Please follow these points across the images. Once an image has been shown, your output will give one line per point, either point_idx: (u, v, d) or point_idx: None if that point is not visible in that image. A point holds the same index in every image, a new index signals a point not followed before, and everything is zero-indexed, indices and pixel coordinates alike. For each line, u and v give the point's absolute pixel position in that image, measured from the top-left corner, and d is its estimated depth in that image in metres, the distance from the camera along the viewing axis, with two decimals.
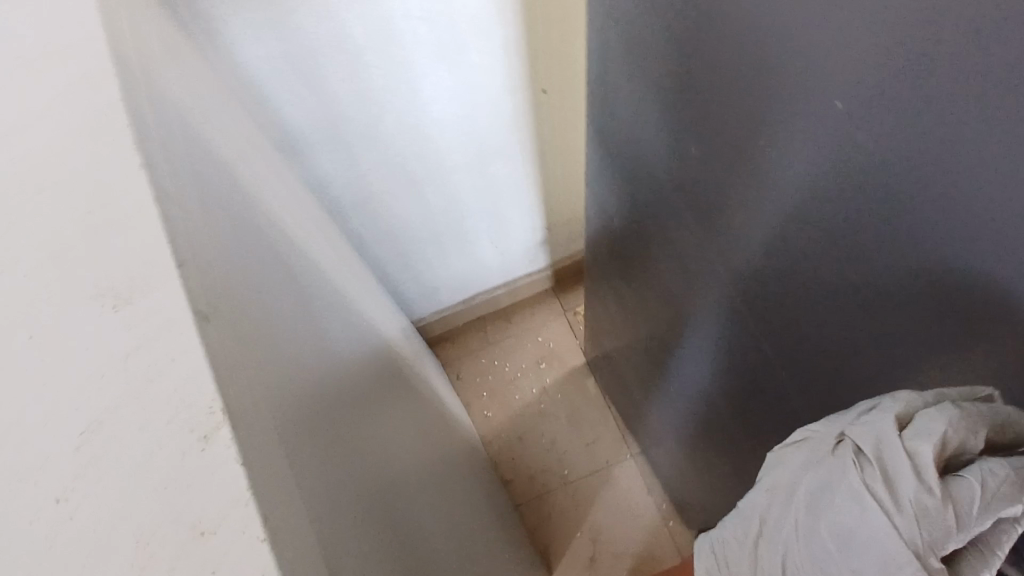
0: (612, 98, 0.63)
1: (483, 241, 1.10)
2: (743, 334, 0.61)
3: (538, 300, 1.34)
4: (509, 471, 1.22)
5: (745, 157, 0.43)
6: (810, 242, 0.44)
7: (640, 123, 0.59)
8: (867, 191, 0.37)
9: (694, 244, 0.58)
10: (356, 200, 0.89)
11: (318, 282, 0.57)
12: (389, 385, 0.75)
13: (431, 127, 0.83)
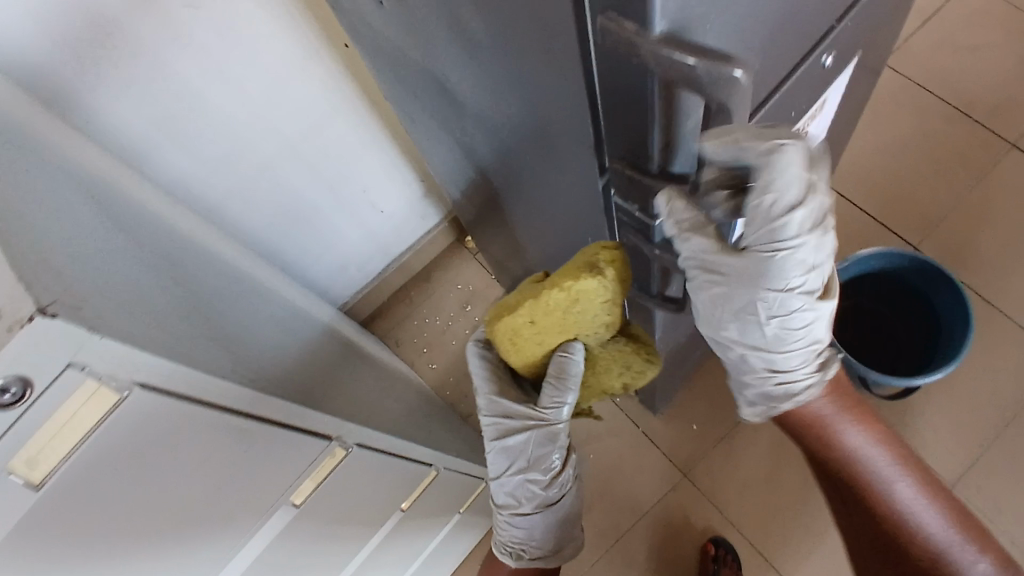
0: (370, 53, 0.74)
1: (363, 201, 1.20)
2: (540, 201, 0.73)
3: (446, 254, 1.46)
4: (467, 406, 1.34)
5: (441, 37, 0.54)
6: (499, 88, 0.54)
7: (394, 62, 0.70)
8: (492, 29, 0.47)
9: (480, 142, 0.70)
10: (214, 195, 0.97)
11: (195, 255, 0.68)
12: (312, 339, 0.84)
13: (249, 111, 0.91)
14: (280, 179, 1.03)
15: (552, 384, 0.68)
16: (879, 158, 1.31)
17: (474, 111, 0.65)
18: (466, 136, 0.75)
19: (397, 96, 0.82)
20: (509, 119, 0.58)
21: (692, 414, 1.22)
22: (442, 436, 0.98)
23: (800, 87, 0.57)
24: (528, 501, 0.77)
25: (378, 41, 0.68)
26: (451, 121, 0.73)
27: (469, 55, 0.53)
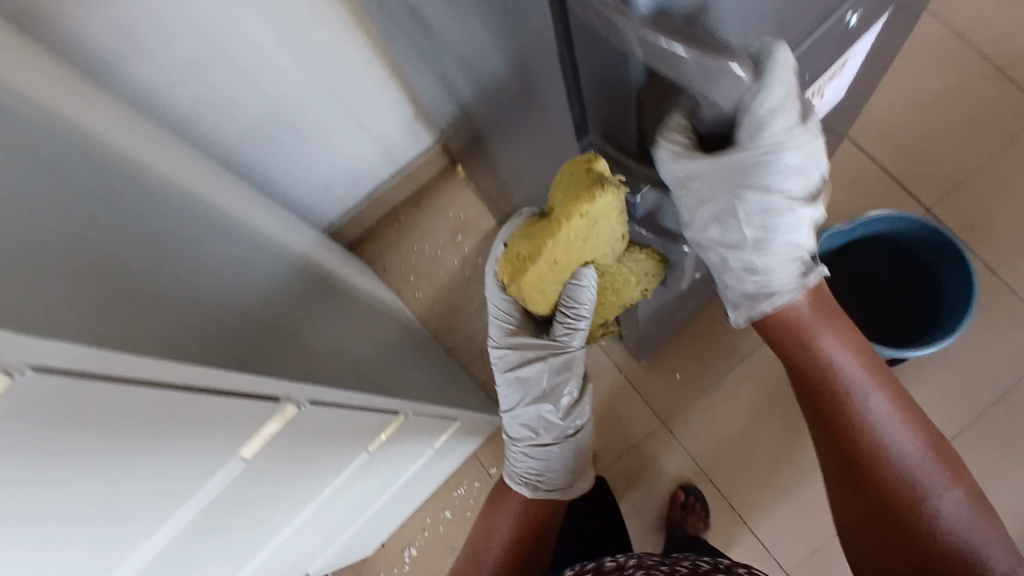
0: None
1: (350, 118, 1.11)
2: (533, 142, 0.67)
3: (440, 178, 1.40)
4: (451, 338, 1.33)
5: None
6: (492, 16, 0.47)
7: None
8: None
9: (474, 70, 0.63)
10: (189, 109, 0.91)
11: (149, 186, 0.63)
12: (283, 272, 0.81)
13: (226, 20, 0.83)
14: (261, 94, 0.96)
15: (576, 304, 0.66)
16: (909, 107, 1.22)
17: (465, 37, 0.58)
18: (456, 63, 0.68)
19: (384, 13, 0.74)
20: (505, 49, 0.51)
21: (677, 364, 1.21)
22: (417, 375, 0.97)
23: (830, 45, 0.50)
24: (549, 435, 0.75)
25: None
26: (439, 44, 0.66)
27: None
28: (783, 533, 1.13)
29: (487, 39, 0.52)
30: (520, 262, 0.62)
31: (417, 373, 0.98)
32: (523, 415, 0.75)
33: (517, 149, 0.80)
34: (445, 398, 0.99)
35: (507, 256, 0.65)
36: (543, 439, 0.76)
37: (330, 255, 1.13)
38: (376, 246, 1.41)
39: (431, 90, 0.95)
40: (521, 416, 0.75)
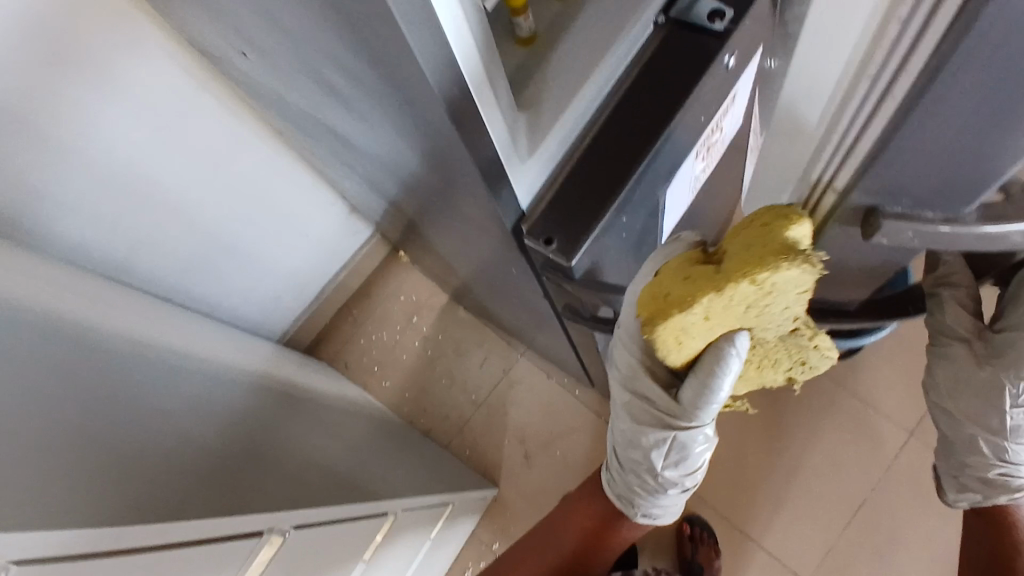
0: (256, 94, 0.68)
1: (285, 227, 1.11)
2: (464, 225, 0.68)
3: (385, 266, 1.41)
4: (427, 420, 1.32)
5: (322, 86, 0.49)
6: (394, 131, 0.49)
7: (281, 102, 0.64)
8: (366, 84, 0.42)
9: (390, 171, 0.65)
10: (120, 256, 0.90)
11: (99, 334, 0.63)
12: (246, 393, 0.80)
13: (141, 166, 0.84)
14: (189, 227, 0.96)
15: (694, 375, 0.51)
16: None
17: (374, 149, 0.60)
18: (374, 166, 0.70)
19: (297, 131, 0.77)
20: (412, 156, 0.53)
21: None
22: (400, 468, 0.95)
23: (716, 92, 0.53)
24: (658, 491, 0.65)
25: (260, 85, 0.63)
26: (355, 153, 0.68)
27: (352, 104, 0.49)
28: (789, 544, 1.13)
29: (395, 148, 0.55)
30: (660, 301, 0.44)
31: (401, 466, 0.97)
32: (627, 458, 0.65)
33: (451, 230, 0.82)
34: (432, 486, 0.98)
35: (655, 294, 0.44)
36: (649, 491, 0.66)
37: (288, 367, 1.12)
38: (333, 345, 1.40)
39: (359, 188, 0.97)
40: (627, 459, 0.65)
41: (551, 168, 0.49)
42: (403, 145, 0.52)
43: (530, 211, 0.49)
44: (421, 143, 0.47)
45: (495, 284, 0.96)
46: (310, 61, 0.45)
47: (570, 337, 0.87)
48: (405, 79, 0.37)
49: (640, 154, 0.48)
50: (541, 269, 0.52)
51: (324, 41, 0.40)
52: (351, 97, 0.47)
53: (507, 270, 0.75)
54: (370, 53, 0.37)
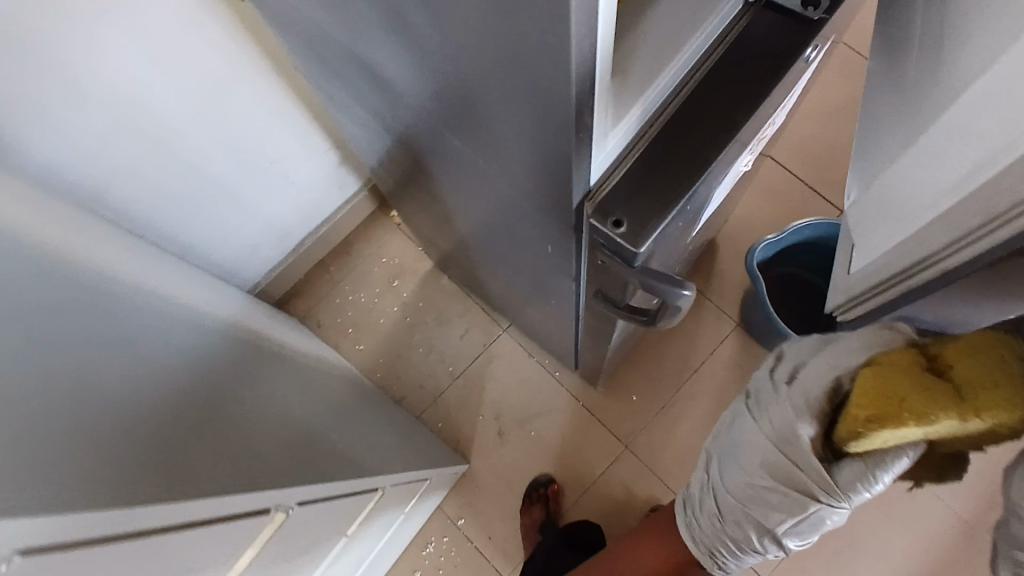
0: (277, 23, 0.61)
1: (272, 173, 1.04)
2: (490, 195, 0.64)
3: (368, 224, 1.35)
4: (400, 389, 1.27)
5: (380, 23, 0.43)
6: (455, 86, 0.44)
7: (308, 36, 0.58)
8: (447, 29, 0.37)
9: (421, 127, 0.60)
10: (94, 187, 0.82)
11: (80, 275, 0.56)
12: (229, 351, 0.74)
13: (129, 90, 0.75)
14: (172, 163, 0.88)
15: (860, 459, 0.46)
16: (807, 117, 1.31)
17: (413, 101, 0.54)
18: (399, 119, 0.64)
19: (313, 72, 0.70)
20: (465, 115, 0.48)
21: (634, 386, 1.22)
22: (381, 438, 0.91)
23: (790, 84, 0.51)
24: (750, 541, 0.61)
25: (289, 13, 0.56)
26: (381, 102, 0.62)
27: (417, 51, 0.43)
28: None
29: (444, 104, 0.49)
30: (883, 400, 0.40)
31: (380, 436, 0.93)
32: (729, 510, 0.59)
33: (465, 197, 0.77)
34: (411, 459, 0.94)
35: (874, 385, 0.42)
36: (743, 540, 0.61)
37: (263, 322, 1.06)
38: (306, 302, 1.33)
39: (362, 140, 0.91)
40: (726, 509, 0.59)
41: (624, 145, 0.45)
42: (459, 103, 0.47)
43: (596, 188, 0.45)
44: (490, 103, 0.42)
45: (497, 257, 0.92)
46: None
47: (574, 321, 0.84)
48: (522, 32, 0.32)
49: (720, 141, 0.45)
50: (596, 251, 0.49)
51: None
52: (415, 40, 0.42)
53: (525, 246, 0.72)
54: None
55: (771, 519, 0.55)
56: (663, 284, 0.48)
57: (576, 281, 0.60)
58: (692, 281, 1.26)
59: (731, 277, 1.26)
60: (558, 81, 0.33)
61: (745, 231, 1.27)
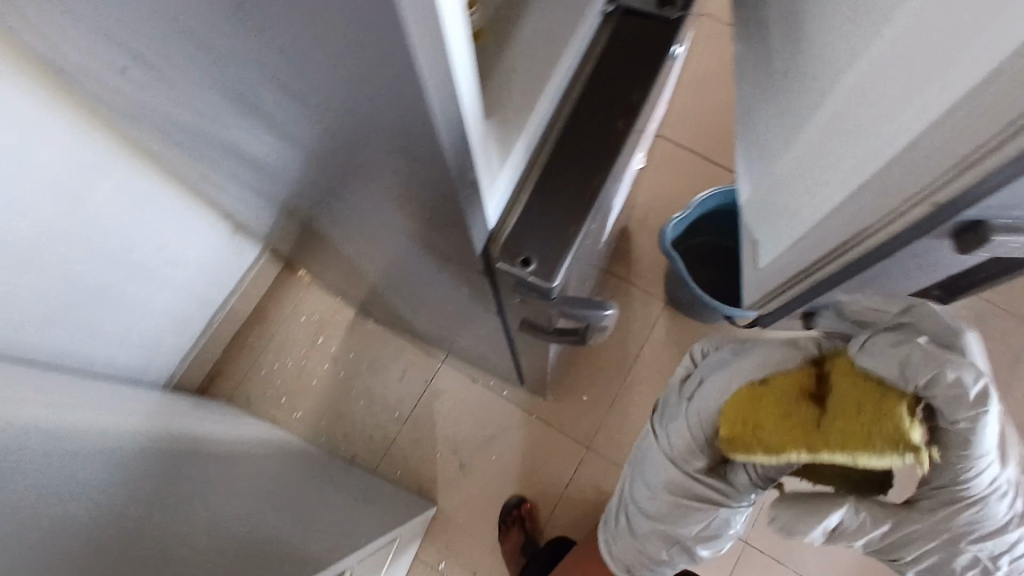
0: (124, 112, 0.56)
1: (163, 261, 0.96)
2: (395, 244, 0.61)
3: (278, 285, 1.29)
4: (349, 446, 1.22)
5: (232, 105, 0.40)
6: (330, 154, 0.41)
7: (160, 123, 0.53)
8: (304, 104, 0.34)
9: (306, 192, 0.57)
10: None
11: None
12: (147, 471, 0.68)
13: None
14: (44, 278, 0.80)
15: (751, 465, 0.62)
16: (687, 91, 1.35)
17: (289, 171, 0.51)
18: (281, 188, 0.61)
19: (178, 155, 0.65)
20: (347, 177, 0.45)
21: (583, 386, 1.22)
22: (337, 511, 0.86)
23: (665, 82, 0.51)
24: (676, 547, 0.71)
25: (133, 103, 0.51)
26: (257, 175, 0.58)
27: (281, 130, 0.40)
28: None
29: (321, 170, 0.47)
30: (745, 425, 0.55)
31: (336, 508, 0.88)
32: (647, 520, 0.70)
33: (369, 247, 0.74)
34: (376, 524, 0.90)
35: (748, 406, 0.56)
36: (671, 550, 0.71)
37: (186, 417, 0.98)
38: (229, 380, 1.25)
39: (250, 209, 0.86)
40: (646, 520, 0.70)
41: (513, 183, 0.43)
42: (338, 169, 0.44)
43: (496, 230, 0.44)
44: (370, 167, 0.40)
45: (416, 297, 0.90)
46: (220, 79, 0.36)
47: (508, 343, 0.82)
48: (383, 103, 0.30)
49: (606, 156, 0.45)
50: (509, 290, 0.48)
51: (250, 56, 0.31)
52: (272, 118, 0.39)
53: (442, 285, 0.69)
54: (337, 74, 0.29)
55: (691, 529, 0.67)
56: (581, 308, 0.48)
57: (500, 311, 0.59)
58: (615, 271, 1.27)
59: (651, 259, 1.28)
60: (436, 143, 0.31)
61: (654, 211, 1.29)
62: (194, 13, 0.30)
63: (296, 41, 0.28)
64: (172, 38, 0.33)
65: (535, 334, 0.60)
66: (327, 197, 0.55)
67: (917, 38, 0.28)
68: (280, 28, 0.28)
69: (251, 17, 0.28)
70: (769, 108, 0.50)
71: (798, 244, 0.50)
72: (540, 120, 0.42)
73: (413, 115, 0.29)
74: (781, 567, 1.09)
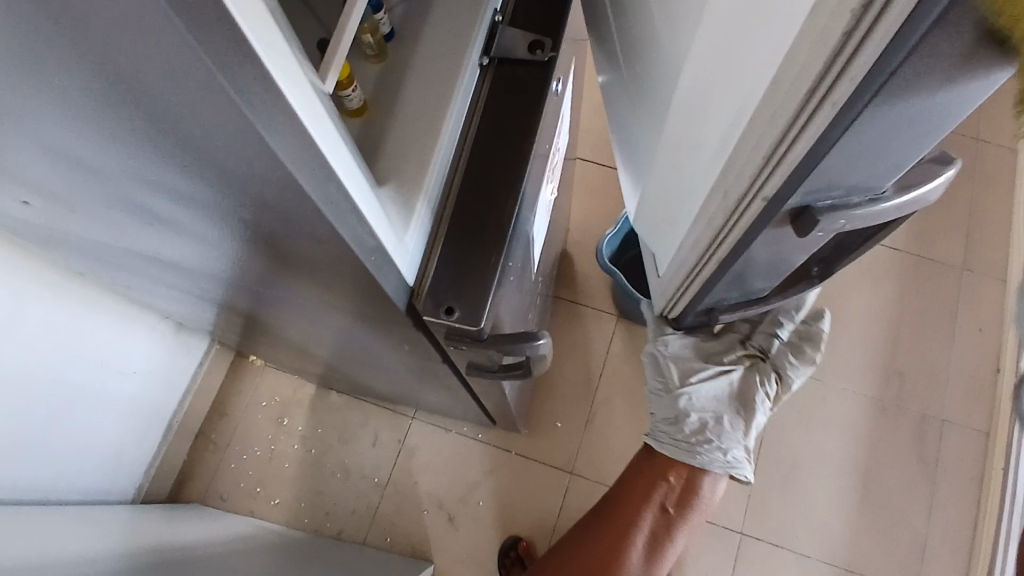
0: (35, 240, 0.56)
1: (109, 376, 0.94)
2: (330, 317, 0.62)
3: (233, 376, 1.27)
4: (333, 523, 1.19)
5: (135, 218, 0.41)
6: (237, 245, 0.43)
7: (74, 245, 0.54)
8: (197, 205, 0.36)
9: (232, 283, 0.58)
10: None
11: None
12: None
13: None
14: None
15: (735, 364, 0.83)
16: (596, 114, 1.41)
17: (208, 267, 0.52)
18: (207, 285, 0.61)
19: (99, 271, 0.65)
20: (261, 262, 0.47)
21: (554, 414, 1.23)
22: None
23: (549, 116, 0.54)
24: (698, 417, 0.81)
25: (42, 231, 0.52)
26: (181, 277, 0.59)
27: (188, 232, 0.42)
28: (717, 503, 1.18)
29: (236, 261, 0.48)
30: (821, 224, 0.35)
31: None
32: (658, 405, 0.85)
33: (309, 324, 0.74)
34: None
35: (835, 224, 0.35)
36: (694, 423, 0.81)
37: (155, 526, 0.95)
38: (199, 481, 1.22)
39: (185, 308, 0.86)
40: (659, 406, 0.84)
41: (423, 238, 0.45)
42: (250, 256, 0.45)
43: (417, 285, 0.46)
44: (277, 248, 0.41)
45: (369, 362, 0.90)
46: (114, 196, 0.38)
47: (466, 389, 0.83)
48: (270, 193, 0.32)
49: (505, 194, 0.47)
50: (444, 341, 0.49)
51: (134, 172, 0.33)
52: (174, 222, 0.40)
53: (388, 347, 0.70)
54: (224, 174, 0.31)
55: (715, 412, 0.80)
56: (515, 341, 0.49)
57: (446, 362, 0.60)
58: (562, 296, 1.30)
59: (593, 278, 1.31)
60: (323, 213, 0.33)
61: (587, 232, 1.33)
62: (71, 143, 0.31)
63: (168, 149, 0.30)
64: (58, 166, 0.35)
65: (484, 376, 0.61)
66: (252, 284, 0.56)
67: (721, 54, 0.32)
68: (149, 140, 0.29)
69: (121, 137, 0.29)
70: (636, 131, 0.53)
71: (681, 250, 0.53)
72: (436, 175, 0.44)
73: (294, 190, 0.31)
74: (779, 551, 1.10)
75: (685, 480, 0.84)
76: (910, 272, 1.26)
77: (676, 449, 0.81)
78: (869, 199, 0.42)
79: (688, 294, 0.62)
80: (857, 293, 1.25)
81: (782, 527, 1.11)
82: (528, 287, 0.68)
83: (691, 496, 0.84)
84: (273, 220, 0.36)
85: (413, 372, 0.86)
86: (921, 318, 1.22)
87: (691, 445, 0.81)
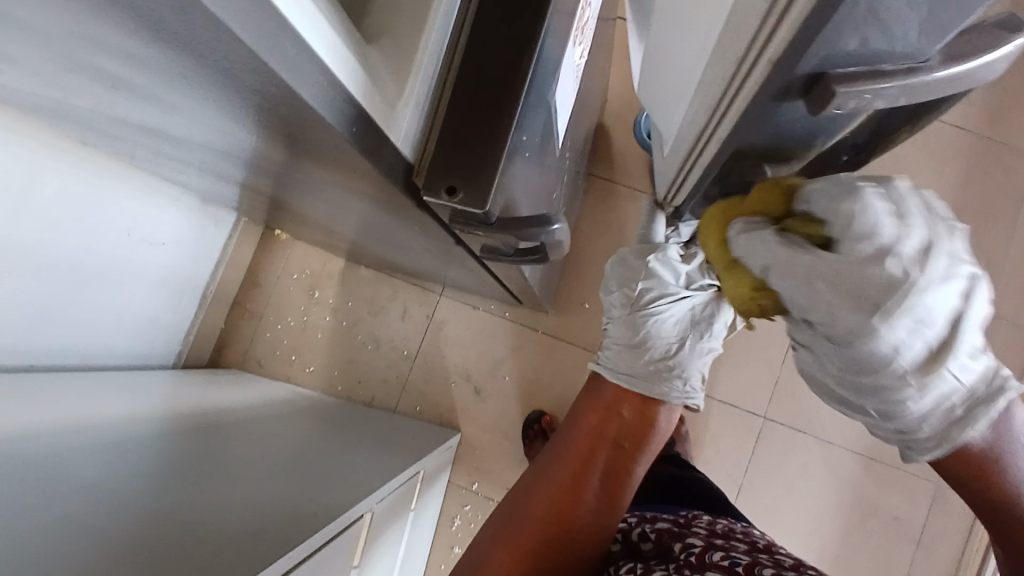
0: (28, 109, 0.53)
1: (136, 247, 0.94)
2: (338, 194, 0.59)
3: (264, 249, 1.28)
4: (365, 390, 1.24)
5: (109, 87, 0.37)
6: (219, 120, 0.39)
7: (63, 113, 0.51)
8: (158, 77, 0.32)
9: (230, 158, 0.54)
10: None
11: None
12: (158, 451, 0.69)
13: None
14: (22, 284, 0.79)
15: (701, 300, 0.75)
16: None
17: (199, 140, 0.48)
18: (208, 158, 0.58)
19: (102, 142, 0.63)
20: (251, 139, 0.43)
21: (582, 294, 1.21)
22: (356, 452, 0.88)
23: None
24: (663, 342, 0.74)
25: (28, 98, 0.49)
26: (179, 149, 0.56)
27: (157, 99, 0.37)
28: (749, 396, 1.12)
29: (226, 137, 0.44)
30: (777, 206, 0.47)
31: (356, 449, 0.89)
32: (614, 326, 0.77)
33: (322, 202, 0.71)
34: (398, 458, 0.92)
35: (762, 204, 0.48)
36: (658, 348, 0.74)
37: (193, 389, 1.00)
38: (238, 347, 1.27)
39: (201, 181, 0.84)
40: (616, 328, 0.76)
41: (423, 109, 0.41)
42: (238, 132, 0.42)
43: (418, 161, 0.42)
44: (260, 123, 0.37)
45: (389, 241, 0.88)
46: (71, 62, 0.34)
47: (489, 268, 0.81)
48: (223, 58, 0.27)
49: (520, 57, 0.42)
50: (450, 222, 0.46)
51: (78, 39, 0.29)
52: (147, 93, 0.37)
53: (403, 227, 0.67)
54: (158, 41, 0.26)
55: (675, 342, 0.74)
56: (529, 227, 0.45)
57: (461, 244, 0.57)
58: (596, 172, 1.23)
59: (630, 153, 1.23)
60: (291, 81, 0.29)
61: (627, 104, 1.24)
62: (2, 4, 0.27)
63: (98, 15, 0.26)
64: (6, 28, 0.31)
65: (499, 260, 0.58)
66: (251, 160, 0.53)
67: None
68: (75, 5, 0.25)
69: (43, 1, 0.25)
70: None
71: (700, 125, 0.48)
72: (437, 34, 0.39)
73: (248, 53, 0.26)
74: (802, 436, 1.10)
75: (638, 414, 0.72)
76: (986, 153, 1.14)
77: (628, 375, 0.73)
78: (904, 66, 0.34)
79: (691, 176, 0.60)
80: (919, 170, 1.14)
81: (807, 411, 1.11)
82: (551, 164, 0.62)
83: (644, 433, 0.71)
84: (243, 94, 0.32)
85: (432, 252, 0.84)
86: (988, 204, 1.12)
87: (648, 372, 0.73)
